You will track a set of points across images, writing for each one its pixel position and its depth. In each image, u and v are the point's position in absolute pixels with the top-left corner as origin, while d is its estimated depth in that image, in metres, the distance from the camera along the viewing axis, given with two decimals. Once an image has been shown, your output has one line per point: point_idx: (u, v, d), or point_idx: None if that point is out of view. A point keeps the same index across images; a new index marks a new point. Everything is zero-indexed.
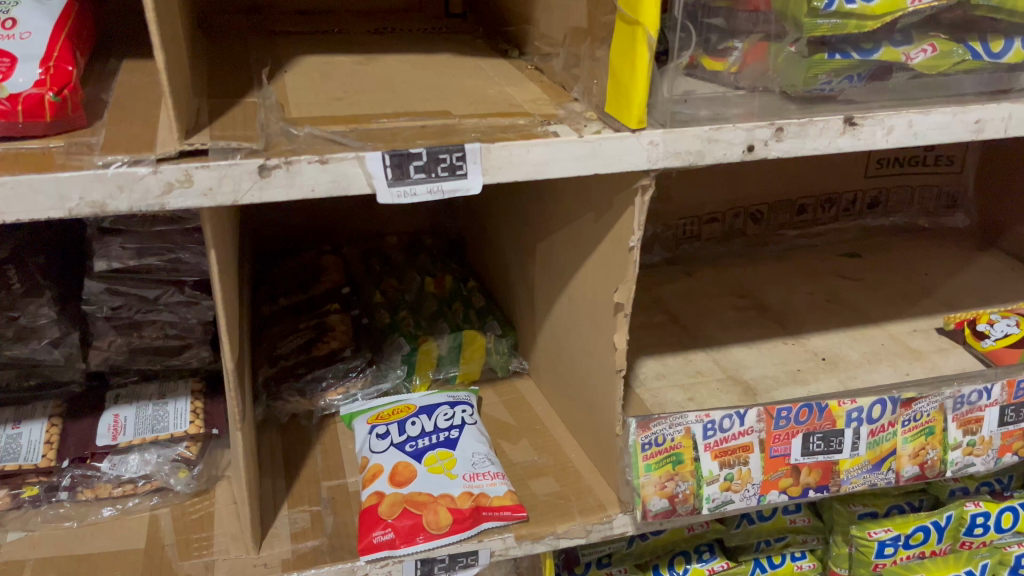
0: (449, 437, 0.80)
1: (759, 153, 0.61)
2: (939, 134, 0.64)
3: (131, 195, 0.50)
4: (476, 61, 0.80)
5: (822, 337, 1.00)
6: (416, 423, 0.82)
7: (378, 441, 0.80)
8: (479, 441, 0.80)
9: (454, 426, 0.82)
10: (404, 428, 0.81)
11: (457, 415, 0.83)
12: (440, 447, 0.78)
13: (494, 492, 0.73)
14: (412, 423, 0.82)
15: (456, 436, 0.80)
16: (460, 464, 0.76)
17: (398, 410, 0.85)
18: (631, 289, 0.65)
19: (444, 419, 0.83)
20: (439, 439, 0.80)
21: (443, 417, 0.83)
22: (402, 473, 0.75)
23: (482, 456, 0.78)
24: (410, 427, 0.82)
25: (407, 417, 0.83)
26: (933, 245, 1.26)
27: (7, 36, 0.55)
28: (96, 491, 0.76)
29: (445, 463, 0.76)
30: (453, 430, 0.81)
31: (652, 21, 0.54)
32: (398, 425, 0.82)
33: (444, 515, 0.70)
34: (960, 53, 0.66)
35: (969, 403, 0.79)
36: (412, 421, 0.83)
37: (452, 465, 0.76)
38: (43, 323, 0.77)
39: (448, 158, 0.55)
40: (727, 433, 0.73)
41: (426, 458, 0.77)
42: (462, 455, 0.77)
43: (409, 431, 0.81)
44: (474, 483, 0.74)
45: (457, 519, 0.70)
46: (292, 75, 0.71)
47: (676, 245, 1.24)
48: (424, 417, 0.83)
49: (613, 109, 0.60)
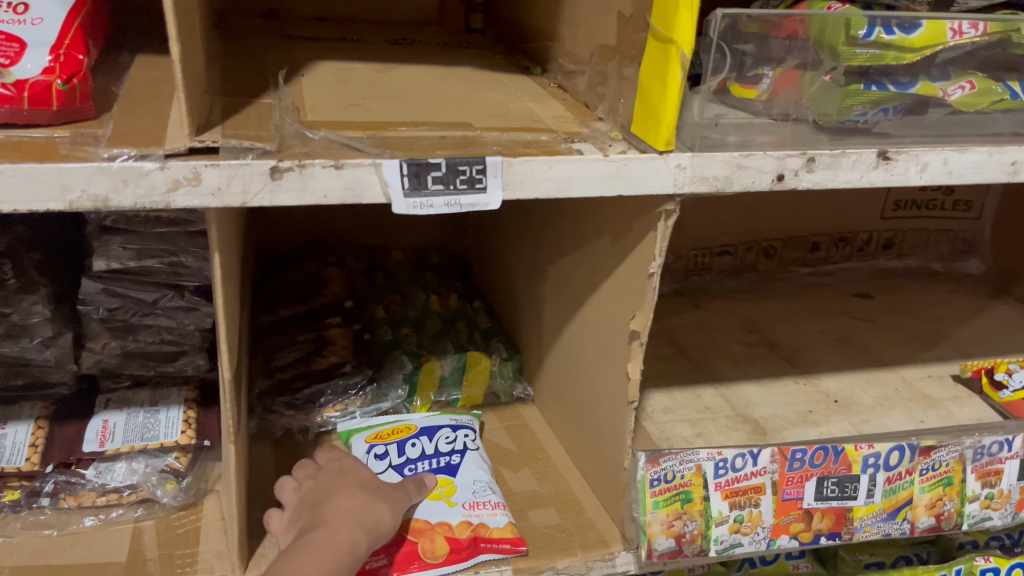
0: (450, 463, 0.78)
1: (789, 184, 0.59)
2: (974, 174, 0.62)
3: (136, 189, 0.47)
4: (498, 76, 0.78)
5: (834, 378, 0.97)
6: (417, 445, 0.80)
7: (377, 463, 0.77)
8: (481, 468, 0.77)
9: (455, 451, 0.79)
10: (404, 449, 0.79)
11: (461, 440, 0.81)
12: (441, 473, 0.76)
13: (495, 522, 0.70)
14: (412, 444, 0.80)
15: (456, 462, 0.78)
16: (461, 491, 0.73)
17: (398, 430, 0.82)
18: (649, 317, 0.63)
19: (444, 442, 0.80)
20: (438, 464, 0.77)
21: (444, 440, 0.80)
22: None
23: (482, 485, 0.75)
24: (409, 449, 0.79)
25: (407, 438, 0.81)
26: (948, 291, 1.23)
27: (18, 21, 0.54)
28: (79, 500, 0.73)
29: (444, 489, 0.74)
30: (454, 455, 0.79)
31: (687, 40, 0.52)
32: (397, 445, 0.80)
33: (441, 544, 0.67)
34: (999, 91, 0.64)
35: (989, 454, 0.77)
36: (412, 443, 0.80)
37: (451, 491, 0.73)
38: (35, 321, 0.75)
39: (468, 171, 0.53)
40: (738, 473, 0.70)
41: (425, 485, 0.75)
42: (462, 483, 0.75)
43: (409, 453, 0.79)
44: (473, 512, 0.71)
45: (455, 549, 0.67)
46: (309, 79, 0.69)
47: (686, 276, 1.22)
48: (425, 438, 0.81)
49: (640, 130, 0.58)
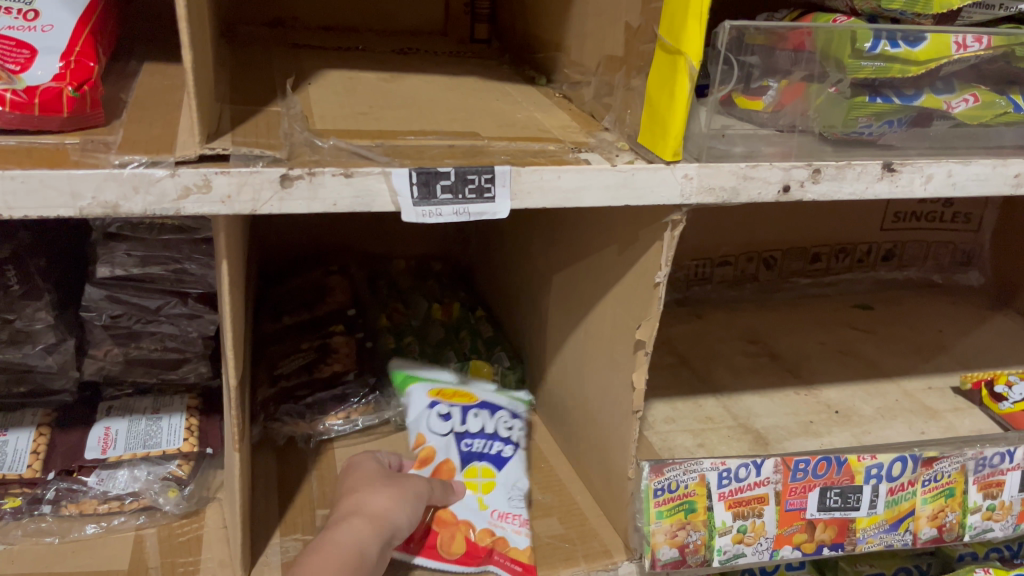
0: (500, 454, 0.78)
1: (795, 195, 0.59)
2: (977, 186, 0.63)
3: (146, 197, 0.48)
4: (503, 86, 0.78)
5: (835, 389, 0.98)
6: (480, 417, 0.80)
7: (439, 422, 0.79)
8: (523, 472, 0.78)
9: (509, 441, 0.80)
10: (466, 417, 0.80)
11: (516, 435, 0.81)
12: (487, 461, 0.76)
13: (515, 543, 0.70)
14: (475, 414, 0.80)
15: (507, 455, 0.78)
16: (499, 493, 0.74)
17: (462, 396, 0.83)
18: (654, 326, 0.63)
19: (503, 426, 0.81)
20: (492, 449, 0.78)
21: (503, 424, 0.81)
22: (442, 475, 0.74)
23: (516, 492, 0.75)
24: (471, 419, 0.80)
25: (472, 406, 0.81)
26: (947, 303, 1.24)
27: (28, 28, 0.54)
28: (81, 507, 0.73)
29: (483, 483, 0.75)
30: (507, 448, 0.79)
31: (696, 51, 0.52)
32: (461, 411, 0.80)
33: (459, 542, 0.69)
34: (1003, 105, 0.64)
35: (991, 466, 0.77)
36: (476, 412, 0.81)
37: (489, 489, 0.74)
38: (38, 328, 0.74)
39: (477, 180, 0.53)
40: (742, 483, 0.70)
41: (468, 466, 0.75)
42: (502, 482, 0.75)
43: (471, 423, 0.79)
44: (498, 523, 0.71)
45: (469, 552, 0.69)
46: (316, 87, 0.69)
47: (687, 287, 1.22)
48: (488, 413, 0.81)
49: (647, 140, 0.58)
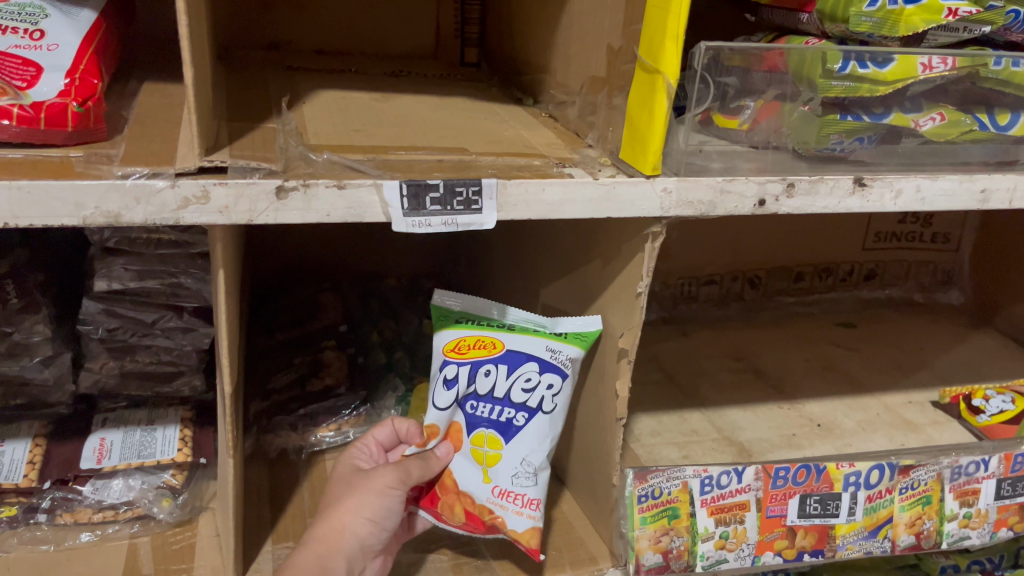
0: (511, 422, 0.69)
1: (770, 208, 0.62)
2: (945, 201, 0.65)
3: (147, 207, 0.50)
4: (492, 106, 0.81)
5: (817, 403, 1.00)
6: (492, 376, 0.69)
7: (444, 392, 0.70)
8: (541, 437, 0.70)
9: (525, 406, 0.69)
10: (475, 378, 0.69)
11: (539, 395, 0.69)
12: (494, 430, 0.69)
13: (510, 527, 0.68)
14: (486, 372, 0.69)
15: (518, 424, 0.69)
16: (502, 467, 0.69)
17: (483, 342, 0.69)
18: (637, 335, 0.65)
19: (521, 384, 0.69)
20: (501, 417, 0.69)
21: (523, 382, 0.69)
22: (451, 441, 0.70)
23: (526, 468, 0.69)
24: (481, 379, 0.69)
25: (488, 359, 0.69)
26: (928, 321, 1.26)
27: (34, 47, 0.57)
28: (76, 516, 0.74)
29: (488, 455, 0.69)
30: (521, 412, 0.69)
31: (672, 69, 0.55)
32: (471, 368, 0.69)
33: (460, 514, 0.69)
34: (968, 122, 0.67)
35: (967, 474, 0.79)
36: (487, 369, 0.69)
37: (494, 462, 0.69)
38: (36, 340, 0.76)
39: (465, 192, 0.55)
40: (724, 490, 0.72)
41: (473, 434, 0.70)
42: (510, 457, 0.69)
43: (478, 385, 0.70)
44: (500, 501, 0.69)
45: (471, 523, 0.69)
46: (311, 106, 0.72)
47: (673, 304, 1.24)
48: (502, 370, 0.69)
49: (628, 155, 0.61)
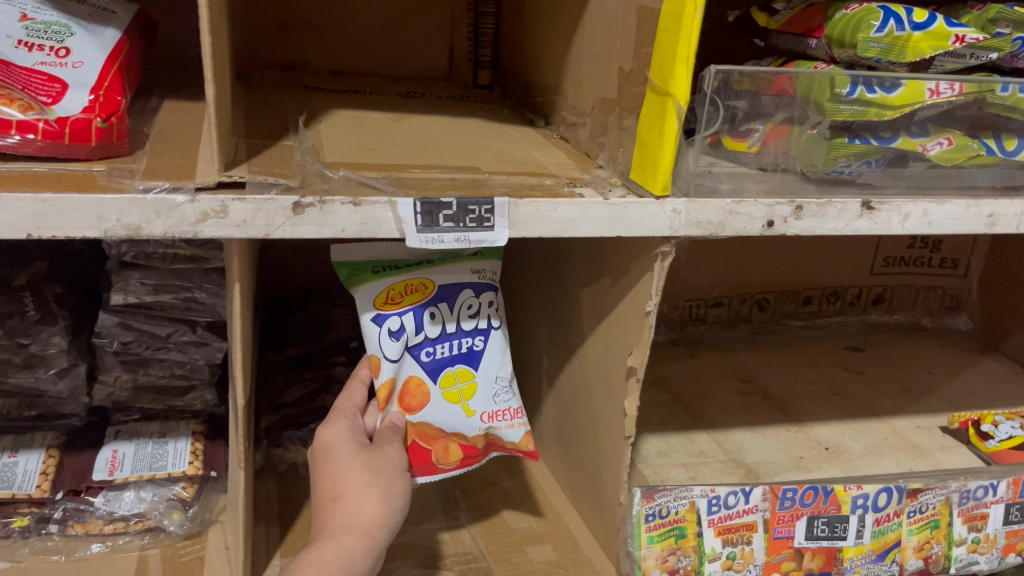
0: (471, 349, 0.74)
1: (779, 230, 0.62)
2: (952, 225, 0.66)
3: (167, 220, 0.51)
4: (504, 127, 0.82)
5: (825, 426, 1.00)
6: (437, 316, 0.71)
7: (391, 343, 0.69)
8: (498, 352, 0.75)
9: (474, 332, 0.74)
10: (421, 324, 0.71)
11: (481, 316, 0.74)
12: (460, 363, 0.73)
13: (510, 438, 0.75)
14: (433, 315, 0.71)
15: (480, 349, 0.74)
16: (480, 394, 0.73)
17: (414, 287, 0.70)
18: (645, 353, 0.66)
19: (465, 312, 0.73)
20: (463, 350, 0.73)
21: (466, 310, 0.73)
22: (415, 395, 0.71)
23: (503, 384, 0.75)
24: (429, 324, 0.71)
25: (427, 302, 0.71)
26: (937, 346, 1.26)
27: (60, 64, 0.58)
28: (87, 527, 0.75)
29: (461, 389, 0.73)
30: (476, 337, 0.74)
31: (683, 92, 0.56)
32: (415, 314, 0.70)
33: (455, 452, 0.71)
34: (975, 147, 0.68)
35: (975, 499, 0.79)
36: (431, 312, 0.71)
37: (471, 393, 0.73)
38: (52, 352, 0.76)
39: (477, 210, 0.56)
40: (731, 510, 0.72)
41: (443, 375, 0.72)
42: (484, 381, 0.74)
43: (429, 330, 0.71)
44: (493, 422, 0.74)
45: (468, 455, 0.72)
46: (326, 125, 0.73)
47: (681, 326, 1.25)
48: (445, 308, 0.72)
49: (638, 176, 0.62)
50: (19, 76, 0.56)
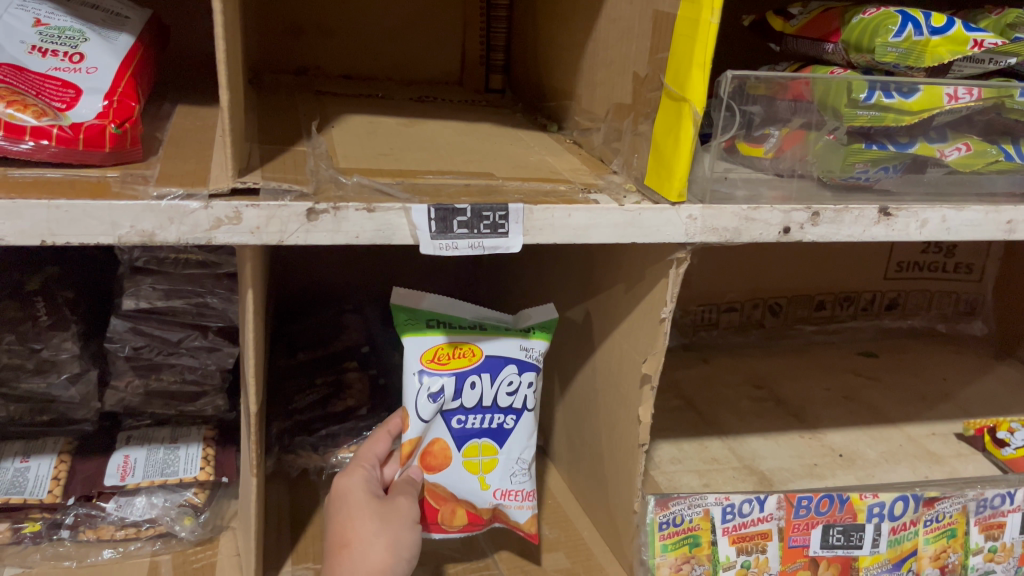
0: (501, 426, 0.72)
1: (795, 236, 0.62)
2: (971, 231, 0.65)
3: (180, 227, 0.50)
4: (517, 132, 0.82)
5: (839, 433, 0.99)
6: (477, 386, 0.70)
7: (427, 404, 0.68)
8: (527, 434, 0.74)
9: (509, 410, 0.72)
10: (461, 391, 0.69)
11: (522, 396, 0.72)
12: (487, 437, 0.72)
13: (516, 517, 0.75)
14: (473, 384, 0.69)
15: (510, 427, 0.72)
16: (498, 471, 0.73)
17: (460, 354, 0.69)
18: (660, 359, 0.65)
19: (505, 388, 0.71)
20: (493, 424, 0.72)
21: (506, 387, 0.71)
22: (437, 458, 0.71)
23: (522, 465, 0.74)
24: (467, 393, 0.70)
25: (470, 371, 0.69)
26: (952, 352, 1.25)
27: (74, 69, 0.58)
28: (98, 532, 0.74)
29: (483, 462, 0.72)
30: (509, 416, 0.72)
31: (699, 98, 0.55)
32: (456, 380, 0.69)
33: (460, 517, 0.72)
34: (994, 153, 0.67)
35: (992, 507, 0.78)
36: (472, 381, 0.69)
37: (489, 467, 0.73)
38: (64, 357, 0.77)
39: (492, 217, 0.56)
40: (746, 518, 0.72)
41: (467, 446, 0.72)
42: (506, 458, 0.73)
43: (466, 398, 0.70)
44: (505, 499, 0.74)
45: (471, 522, 0.73)
46: (339, 130, 0.73)
47: (693, 331, 1.24)
48: (487, 381, 0.70)
49: (653, 182, 0.61)
50: (33, 82, 0.56)
